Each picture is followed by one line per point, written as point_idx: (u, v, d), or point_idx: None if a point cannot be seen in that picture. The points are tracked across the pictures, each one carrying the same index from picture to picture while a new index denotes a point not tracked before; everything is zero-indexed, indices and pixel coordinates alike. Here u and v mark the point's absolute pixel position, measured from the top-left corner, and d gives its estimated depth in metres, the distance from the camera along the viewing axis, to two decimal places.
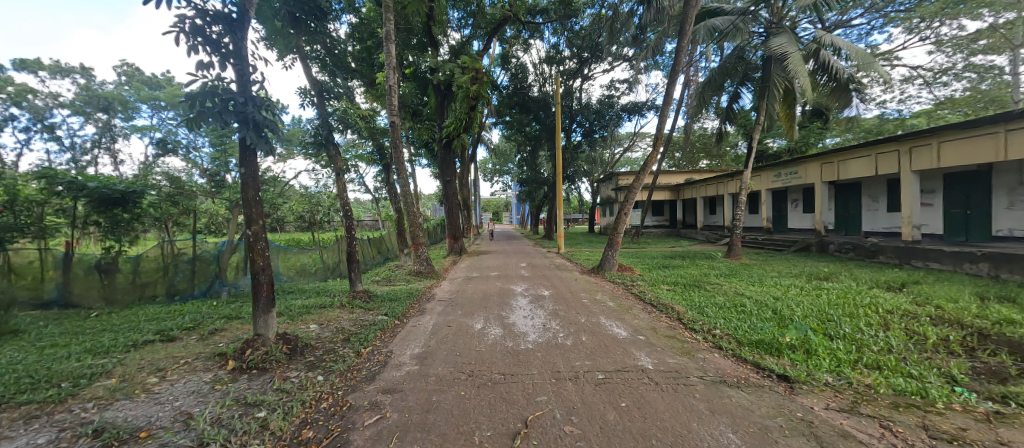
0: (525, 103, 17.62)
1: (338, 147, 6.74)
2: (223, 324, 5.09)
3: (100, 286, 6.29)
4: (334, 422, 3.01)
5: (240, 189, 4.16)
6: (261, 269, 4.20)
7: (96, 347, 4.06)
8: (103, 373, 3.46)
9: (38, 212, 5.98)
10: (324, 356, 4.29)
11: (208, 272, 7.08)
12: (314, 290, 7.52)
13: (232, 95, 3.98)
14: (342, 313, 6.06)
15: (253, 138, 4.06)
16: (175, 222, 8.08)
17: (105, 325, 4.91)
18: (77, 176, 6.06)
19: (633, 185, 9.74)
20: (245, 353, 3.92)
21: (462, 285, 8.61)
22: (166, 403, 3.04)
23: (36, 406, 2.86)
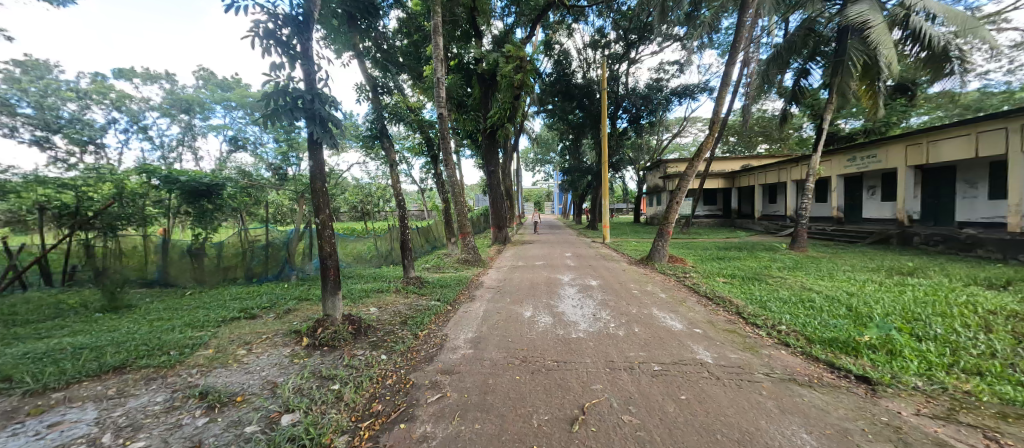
0: (568, 90, 17.34)
1: (392, 139, 6.99)
2: (294, 304, 5.56)
3: (191, 269, 7.12)
4: (400, 398, 3.19)
5: (309, 181, 4.46)
6: (328, 255, 4.48)
7: (193, 321, 4.60)
8: (200, 344, 3.90)
9: (143, 204, 6.83)
10: (384, 337, 4.54)
11: (280, 258, 7.65)
12: (371, 275, 7.99)
13: (301, 93, 4.24)
14: (397, 297, 6.40)
15: (319, 133, 4.34)
16: (249, 212, 8.86)
17: (199, 303, 5.55)
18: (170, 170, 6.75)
19: (686, 173, 9.29)
20: (317, 331, 4.24)
21: (509, 273, 8.73)
22: (254, 372, 3.37)
23: (153, 369, 3.30)
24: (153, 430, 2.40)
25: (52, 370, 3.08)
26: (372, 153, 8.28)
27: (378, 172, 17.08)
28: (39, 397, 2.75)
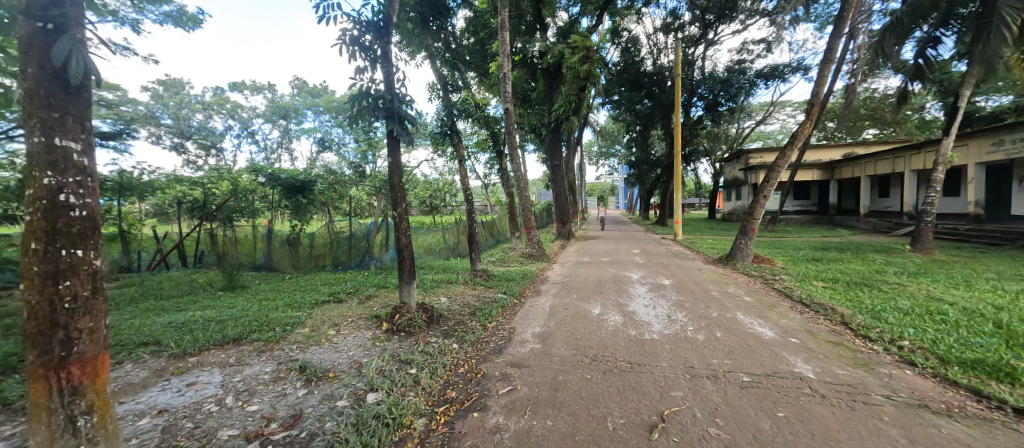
0: (637, 80, 16.69)
1: (460, 135, 7.21)
2: (375, 290, 6.04)
3: (290, 256, 8.04)
4: (471, 387, 3.26)
5: (388, 176, 4.74)
6: (405, 246, 4.73)
7: (293, 302, 5.19)
8: (298, 323, 4.36)
9: (252, 199, 8.32)
10: (455, 326, 4.71)
11: (361, 248, 8.26)
12: (441, 266, 8.41)
13: (381, 94, 4.51)
14: (466, 288, 6.64)
15: (398, 130, 4.57)
16: (335, 207, 9.79)
17: (297, 286, 6.28)
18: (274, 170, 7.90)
19: (776, 163, 8.30)
20: (395, 317, 4.50)
21: (574, 269, 8.59)
22: (343, 352, 3.67)
23: (262, 343, 3.73)
24: (263, 396, 2.60)
25: (188, 339, 3.61)
26: (443, 150, 8.63)
27: (444, 168, 17.91)
28: (180, 360, 3.25)
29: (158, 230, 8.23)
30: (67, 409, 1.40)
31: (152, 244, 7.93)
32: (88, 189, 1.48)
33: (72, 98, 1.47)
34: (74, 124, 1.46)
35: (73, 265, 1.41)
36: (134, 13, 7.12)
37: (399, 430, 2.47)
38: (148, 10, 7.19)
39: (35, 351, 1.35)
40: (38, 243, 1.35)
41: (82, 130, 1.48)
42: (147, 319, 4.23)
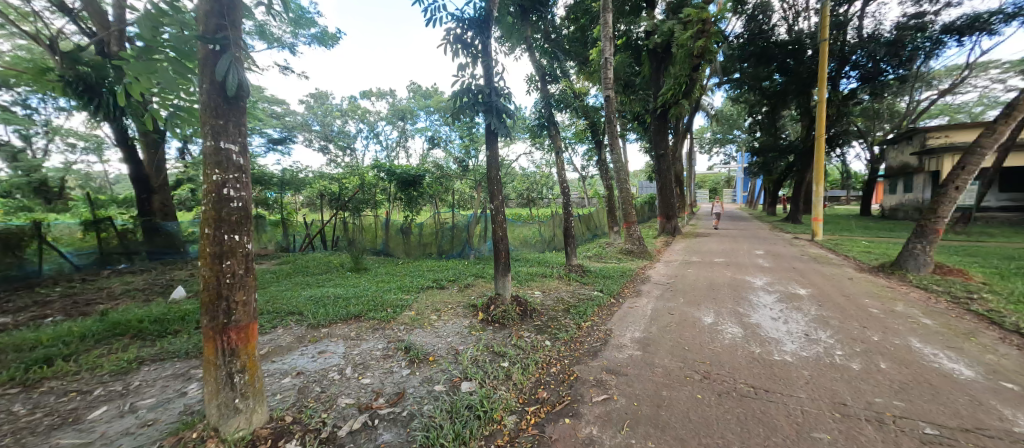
0: (765, 52, 13.91)
1: (557, 126, 7.04)
2: (473, 279, 6.36)
3: (403, 243, 9.02)
4: (564, 389, 3.09)
5: (486, 169, 4.83)
6: (500, 239, 4.78)
7: (404, 286, 5.77)
8: (406, 306, 4.79)
9: (375, 192, 9.60)
10: (548, 322, 4.59)
11: (462, 238, 8.81)
12: (536, 259, 8.44)
13: (481, 88, 4.60)
14: (560, 283, 6.49)
15: (495, 124, 4.60)
16: (440, 199, 10.72)
17: (408, 271, 7.00)
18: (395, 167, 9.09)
19: (979, 143, 6.01)
20: (490, 308, 4.62)
21: (680, 269, 7.67)
22: (442, 337, 3.88)
23: (377, 321, 4.18)
24: (375, 372, 2.87)
25: (322, 312, 4.27)
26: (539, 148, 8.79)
27: (542, 160, 18.01)
28: (314, 330, 3.85)
29: (306, 218, 10.09)
30: (226, 367, 1.70)
31: (301, 229, 9.82)
32: (244, 184, 1.75)
33: (233, 107, 1.74)
34: (236, 128, 1.74)
35: (232, 247, 1.68)
36: (289, 38, 8.86)
37: (490, 425, 2.43)
38: (301, 35, 8.86)
39: (207, 316, 1.65)
40: (210, 228, 1.65)
41: (241, 133, 1.76)
42: (295, 292, 5.17)
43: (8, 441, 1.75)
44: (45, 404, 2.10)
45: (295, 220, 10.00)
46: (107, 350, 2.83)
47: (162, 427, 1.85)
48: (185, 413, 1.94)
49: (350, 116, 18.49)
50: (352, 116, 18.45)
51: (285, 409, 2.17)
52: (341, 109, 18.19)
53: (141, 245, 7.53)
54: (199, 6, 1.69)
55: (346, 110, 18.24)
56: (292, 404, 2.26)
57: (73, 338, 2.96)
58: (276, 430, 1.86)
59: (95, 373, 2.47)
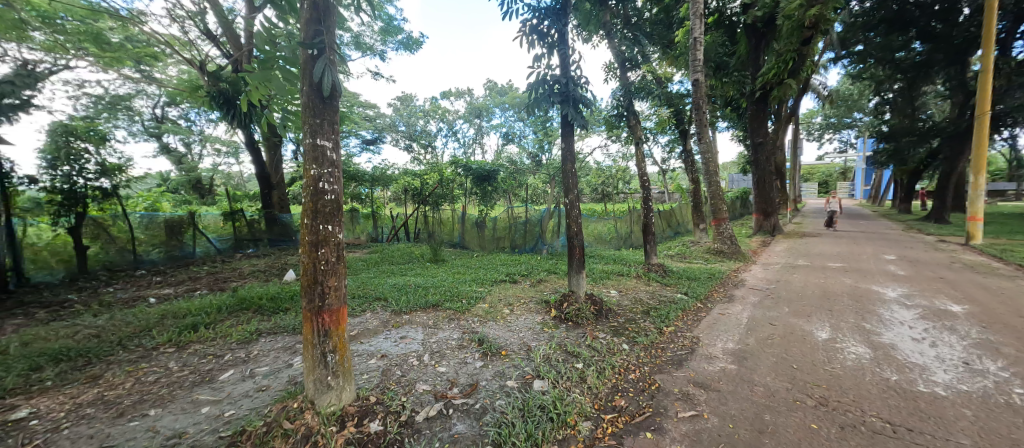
0: (902, 16, 11.12)
1: (638, 116, 6.58)
2: (546, 275, 6.28)
3: (478, 236, 9.33)
4: (644, 399, 2.80)
5: (561, 163, 4.64)
6: (575, 234, 4.58)
7: (478, 278, 5.95)
8: (480, 298, 4.89)
9: (452, 188, 10.17)
10: (626, 324, 4.27)
11: (535, 233, 8.78)
12: (611, 257, 8.01)
13: (557, 79, 4.42)
14: (638, 283, 6.04)
15: (572, 114, 4.37)
16: (513, 194, 10.86)
17: (483, 263, 7.21)
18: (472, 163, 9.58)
19: None
20: (563, 305, 4.47)
21: (783, 272, 6.60)
22: (515, 332, 3.85)
23: (453, 311, 4.33)
24: (450, 361, 2.94)
25: (405, 299, 4.59)
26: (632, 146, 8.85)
27: (618, 153, 17.15)
28: (397, 316, 4.12)
29: (392, 212, 11.01)
30: (321, 346, 1.85)
31: (388, 221, 10.80)
32: (337, 178, 1.87)
33: (326, 105, 1.85)
34: (329, 125, 1.86)
35: (326, 236, 1.82)
36: (380, 45, 9.73)
37: (563, 429, 2.28)
38: (389, 42, 9.62)
39: (306, 299, 1.81)
40: (309, 218, 1.80)
41: (334, 130, 1.88)
42: (381, 280, 5.64)
43: (166, 391, 2.17)
44: (192, 363, 2.57)
45: (383, 213, 11.03)
46: (237, 321, 3.39)
47: (270, 394, 2.11)
48: (289, 383, 2.20)
49: (431, 116, 19.74)
50: (433, 116, 19.67)
51: (370, 389, 2.32)
52: (423, 110, 19.51)
53: (263, 233, 9.00)
54: (301, 15, 1.84)
55: (428, 111, 19.51)
56: (376, 385, 2.41)
57: (214, 309, 3.61)
58: (361, 408, 1.98)
59: (227, 340, 2.95)
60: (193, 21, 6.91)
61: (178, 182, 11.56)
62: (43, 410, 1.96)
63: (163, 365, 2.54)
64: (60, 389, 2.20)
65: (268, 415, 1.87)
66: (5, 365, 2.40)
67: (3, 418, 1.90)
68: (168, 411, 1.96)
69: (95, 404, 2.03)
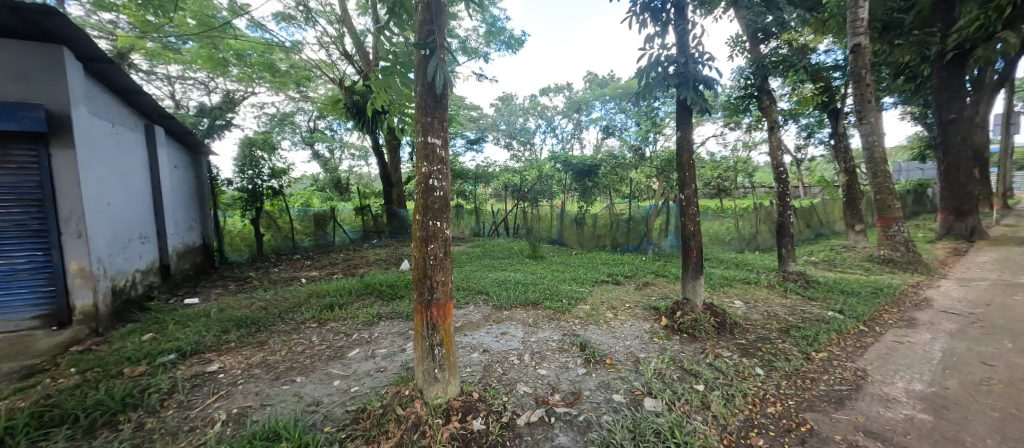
0: None
1: (773, 95, 5.47)
2: (653, 278, 5.71)
3: (576, 233, 9.06)
4: (793, 444, 2.15)
5: (676, 155, 4.05)
6: (691, 234, 3.98)
7: (578, 277, 5.72)
8: (581, 299, 4.65)
9: (551, 184, 10.69)
10: (758, 344, 3.51)
11: (639, 231, 8.11)
12: (732, 260, 6.86)
13: (675, 57, 3.81)
14: (771, 294, 4.99)
15: (693, 97, 3.72)
16: (615, 189, 10.25)
17: (582, 262, 6.94)
18: (571, 157, 9.33)
19: None
20: (676, 313, 3.93)
21: (1005, 293, 4.70)
22: (620, 339, 3.50)
23: (553, 311, 4.20)
24: (550, 364, 2.82)
25: (505, 295, 4.64)
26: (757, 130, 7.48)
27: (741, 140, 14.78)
28: (498, 311, 4.19)
29: (493, 208, 11.52)
30: (429, 338, 1.90)
31: (489, 217, 11.29)
32: (445, 175, 1.88)
33: (438, 105, 1.87)
34: (440, 123, 1.88)
35: (435, 231, 1.84)
36: (484, 47, 10.22)
37: None
38: (493, 43, 9.99)
39: (418, 291, 1.87)
40: (420, 214, 1.85)
41: (443, 127, 1.89)
42: (483, 274, 5.87)
43: (309, 362, 2.55)
44: (329, 338, 2.99)
45: (485, 209, 11.61)
46: (363, 303, 3.88)
47: (387, 376, 2.31)
48: (403, 368, 2.37)
49: (530, 114, 20.01)
50: (532, 113, 19.93)
51: (473, 383, 2.34)
52: (523, 108, 19.91)
53: (386, 226, 10.24)
54: (416, 17, 1.89)
55: (527, 108, 19.85)
56: (479, 380, 2.42)
57: (346, 291, 4.20)
58: (465, 404, 1.99)
59: (355, 321, 3.37)
60: (335, 45, 8.24)
61: (327, 182, 14.14)
62: (227, 366, 2.51)
63: (308, 338, 3.02)
64: (240, 350, 2.79)
65: (385, 397, 2.01)
66: (209, 326, 3.16)
67: (204, 368, 2.47)
68: (309, 380, 2.29)
69: (260, 366, 2.51)
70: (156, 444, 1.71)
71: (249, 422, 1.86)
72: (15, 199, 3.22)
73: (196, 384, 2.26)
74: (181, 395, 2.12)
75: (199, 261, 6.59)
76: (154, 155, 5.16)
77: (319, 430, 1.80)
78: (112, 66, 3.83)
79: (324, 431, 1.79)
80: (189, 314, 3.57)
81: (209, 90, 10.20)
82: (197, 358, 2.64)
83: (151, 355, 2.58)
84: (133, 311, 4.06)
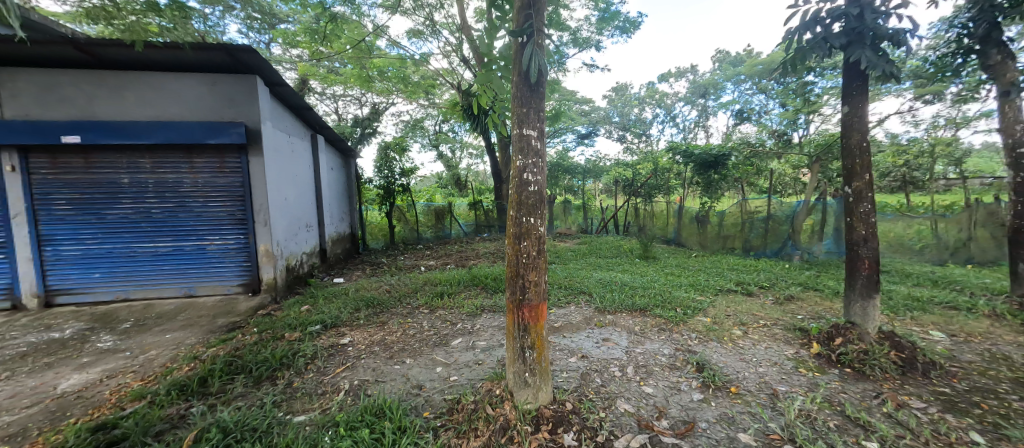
0: None
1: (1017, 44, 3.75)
2: (800, 291, 4.60)
3: (697, 233, 8.02)
4: None
5: (840, 138, 3.07)
6: (860, 241, 2.99)
7: (697, 283, 5.01)
8: (700, 310, 4.03)
9: (668, 177, 9.79)
10: (982, 398, 2.38)
11: (781, 233, 6.67)
12: (932, 276, 5.03)
13: (842, 8, 2.84)
14: (1003, 329, 3.46)
15: (870, 58, 2.72)
16: (749, 183, 8.67)
17: (702, 266, 6.06)
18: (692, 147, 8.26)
19: None
20: (833, 341, 3.02)
21: None
22: (750, 363, 2.85)
23: (665, 320, 3.74)
24: (658, 382, 2.51)
25: (609, 297, 4.36)
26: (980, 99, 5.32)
27: None
28: (601, 314, 3.96)
29: (602, 203, 11.10)
30: (521, 340, 1.89)
31: (598, 213, 10.87)
32: (540, 168, 1.82)
33: (534, 93, 1.81)
34: (535, 114, 1.82)
35: (528, 228, 1.80)
36: (596, 35, 9.81)
37: None
38: (606, 30, 9.52)
39: (510, 290, 1.87)
40: (514, 211, 1.83)
41: (539, 118, 1.82)
42: (587, 272, 5.66)
43: (418, 346, 2.87)
44: (437, 325, 3.29)
45: (594, 205, 11.25)
46: (469, 294, 4.17)
47: (483, 370, 2.45)
48: (498, 365, 2.48)
49: (647, 103, 18.49)
50: (649, 102, 18.41)
51: (568, 392, 2.24)
52: (639, 97, 18.54)
53: (496, 220, 10.81)
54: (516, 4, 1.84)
55: (643, 97, 18.40)
56: (575, 389, 2.31)
57: (455, 281, 4.58)
58: (557, 414, 1.91)
59: (461, 311, 3.63)
60: (455, 53, 9.06)
61: (448, 179, 15.75)
62: (356, 340, 2.98)
63: (420, 323, 3.37)
64: (366, 327, 3.29)
65: (478, 392, 2.12)
66: (347, 303, 3.83)
67: (339, 340, 3.00)
68: (416, 364, 2.58)
69: (379, 343, 2.92)
70: (298, 401, 2.14)
71: (366, 395, 2.18)
72: (230, 198, 4.47)
73: (331, 354, 2.75)
74: (319, 362, 2.60)
75: (346, 247, 8.13)
76: (316, 160, 6.53)
77: (419, 414, 2.00)
78: (288, 89, 4.86)
79: (423, 416, 1.97)
80: (336, 291, 4.42)
81: (361, 104, 12.42)
82: (335, 330, 3.21)
83: (304, 324, 3.27)
84: (299, 285, 5.22)
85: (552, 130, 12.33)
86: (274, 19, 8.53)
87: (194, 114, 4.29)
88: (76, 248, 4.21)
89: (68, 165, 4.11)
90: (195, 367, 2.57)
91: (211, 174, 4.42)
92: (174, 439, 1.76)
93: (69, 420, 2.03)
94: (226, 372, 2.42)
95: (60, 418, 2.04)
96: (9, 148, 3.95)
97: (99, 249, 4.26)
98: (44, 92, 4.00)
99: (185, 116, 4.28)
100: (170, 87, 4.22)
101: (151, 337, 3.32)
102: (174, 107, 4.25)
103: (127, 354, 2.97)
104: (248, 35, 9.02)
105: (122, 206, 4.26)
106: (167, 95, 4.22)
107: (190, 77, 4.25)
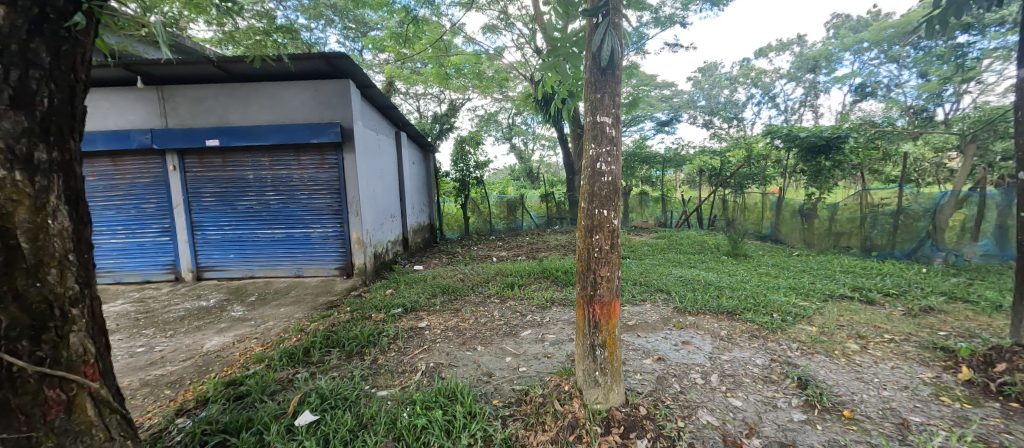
0: None
1: None
2: (943, 301, 3.70)
3: (801, 229, 6.93)
4: None
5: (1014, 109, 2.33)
6: None
7: (798, 286, 4.33)
8: (803, 317, 3.47)
9: (765, 165, 8.62)
10: None
11: (916, 230, 5.42)
12: None
13: None
14: None
15: None
16: (874, 168, 7.19)
17: (806, 266, 5.22)
18: (796, 129, 7.14)
19: None
20: (994, 367, 2.35)
21: None
22: (869, 384, 2.36)
23: (756, 327, 3.29)
24: (748, 395, 2.22)
25: (691, 297, 3.99)
26: None
27: None
28: (680, 315, 3.64)
29: (684, 196, 10.25)
30: (591, 338, 1.82)
31: (679, 205, 10.10)
32: (614, 157, 1.70)
33: (607, 77, 1.69)
34: (610, 99, 1.70)
35: (601, 221, 1.71)
36: (682, 12, 8.96)
37: None
38: (693, 5, 8.72)
39: (581, 285, 1.81)
40: (586, 203, 1.75)
41: (615, 103, 1.70)
42: (666, 269, 5.26)
43: (488, 334, 2.97)
44: (507, 315, 3.36)
45: (674, 197, 10.46)
46: (539, 286, 4.18)
47: (552, 364, 2.44)
48: (567, 360, 2.45)
49: (740, 83, 16.46)
50: (742, 82, 16.38)
51: (642, 395, 2.11)
52: (730, 76, 16.55)
53: (568, 212, 10.63)
54: None
55: (735, 77, 16.44)
56: (649, 393, 2.16)
57: (525, 273, 4.62)
58: (629, 418, 1.81)
59: (531, 303, 3.65)
60: (528, 44, 9.06)
61: (520, 172, 16.00)
62: (431, 325, 3.19)
63: (490, 312, 3.47)
64: (441, 313, 3.50)
65: (547, 387, 2.11)
66: (424, 289, 4.12)
67: (416, 324, 3.23)
68: (486, 352, 2.67)
69: (452, 329, 3.08)
70: (382, 377, 2.37)
71: (439, 377, 2.32)
72: (329, 191, 5.11)
73: (410, 336, 2.98)
74: (400, 343, 2.83)
75: (424, 236, 8.75)
76: (399, 154, 7.08)
77: (488, 401, 2.06)
78: (373, 90, 5.31)
79: (491, 404, 2.03)
80: (415, 278, 4.79)
81: (440, 101, 13.15)
82: (414, 314, 3.48)
83: (387, 307, 3.60)
84: (384, 270, 5.78)
85: (629, 119, 11.70)
86: (366, 27, 9.44)
87: (301, 117, 4.96)
88: (217, 232, 5.22)
89: (211, 165, 5.08)
90: (299, 339, 3.01)
91: (314, 170, 5.08)
92: (284, 399, 2.08)
93: (210, 373, 2.55)
94: (323, 345, 2.78)
95: (204, 372, 2.57)
96: (172, 152, 5.02)
97: (233, 234, 5.22)
98: (195, 105, 4.95)
99: (294, 120, 4.97)
100: (282, 95, 4.94)
101: (270, 310, 3.98)
102: (286, 113, 4.96)
103: (252, 322, 3.61)
104: (346, 44, 10.13)
105: (248, 198, 5.15)
106: (280, 103, 4.95)
107: (297, 86, 4.91)
